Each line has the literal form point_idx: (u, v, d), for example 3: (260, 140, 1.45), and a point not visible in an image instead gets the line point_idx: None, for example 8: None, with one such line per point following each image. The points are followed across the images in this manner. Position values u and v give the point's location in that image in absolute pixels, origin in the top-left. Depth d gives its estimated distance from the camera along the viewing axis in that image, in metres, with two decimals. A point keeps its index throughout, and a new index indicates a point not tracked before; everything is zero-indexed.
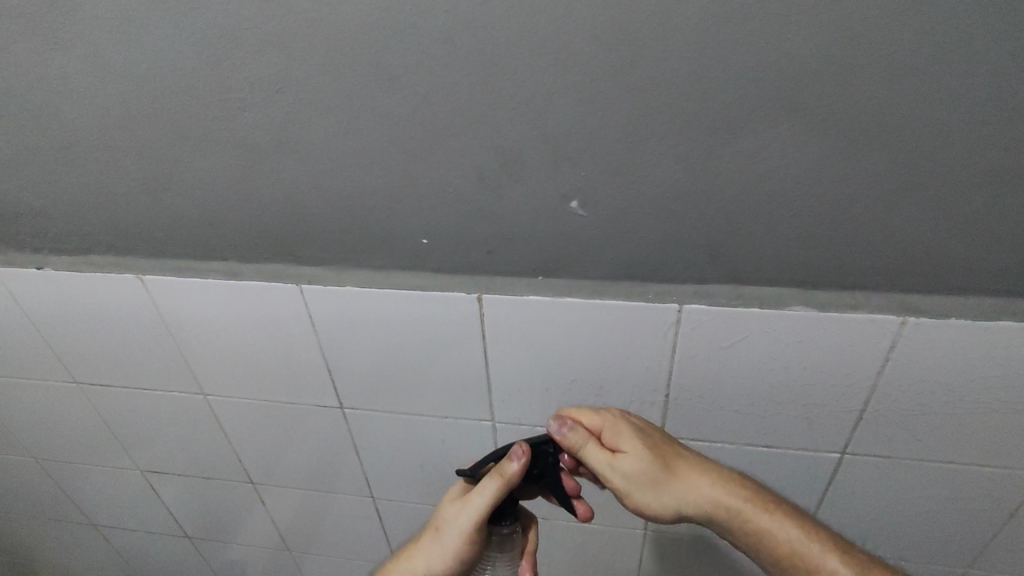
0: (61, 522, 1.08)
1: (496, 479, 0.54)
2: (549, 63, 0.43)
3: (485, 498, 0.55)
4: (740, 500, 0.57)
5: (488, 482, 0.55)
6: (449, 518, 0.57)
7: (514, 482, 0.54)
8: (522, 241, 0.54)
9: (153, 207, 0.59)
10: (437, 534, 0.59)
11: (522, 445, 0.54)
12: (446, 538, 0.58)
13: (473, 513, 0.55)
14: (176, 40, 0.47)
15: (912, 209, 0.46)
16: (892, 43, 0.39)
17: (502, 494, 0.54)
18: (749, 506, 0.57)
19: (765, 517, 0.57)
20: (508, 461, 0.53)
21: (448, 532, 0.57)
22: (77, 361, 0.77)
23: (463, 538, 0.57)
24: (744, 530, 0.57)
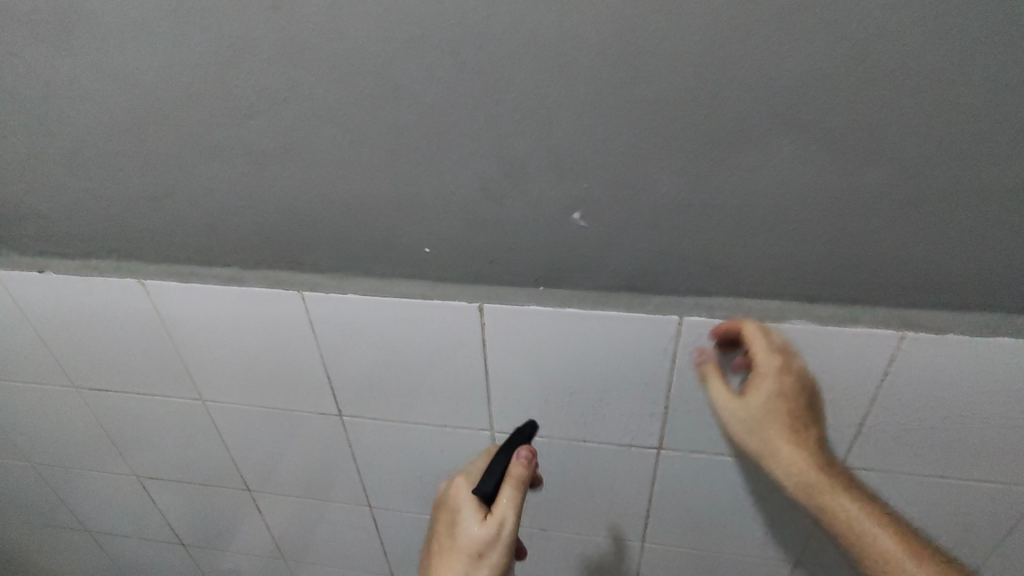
0: (56, 528, 1.08)
1: (516, 482, 0.57)
2: (554, 76, 0.44)
3: (512, 507, 0.56)
4: (829, 475, 0.61)
5: (508, 491, 0.56)
6: (488, 540, 0.56)
7: (527, 480, 0.57)
8: (524, 251, 0.54)
9: (157, 212, 0.59)
10: (475, 560, 0.57)
11: (524, 447, 0.58)
12: (491, 557, 0.56)
13: (509, 526, 0.55)
14: (186, 48, 0.47)
15: (911, 225, 0.47)
16: (892, 62, 0.40)
17: (523, 495, 0.57)
18: (832, 484, 0.60)
19: (844, 501, 0.60)
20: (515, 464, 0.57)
21: (492, 552, 0.56)
22: (76, 365, 0.76)
23: (506, 549, 0.57)
24: (819, 505, 0.61)
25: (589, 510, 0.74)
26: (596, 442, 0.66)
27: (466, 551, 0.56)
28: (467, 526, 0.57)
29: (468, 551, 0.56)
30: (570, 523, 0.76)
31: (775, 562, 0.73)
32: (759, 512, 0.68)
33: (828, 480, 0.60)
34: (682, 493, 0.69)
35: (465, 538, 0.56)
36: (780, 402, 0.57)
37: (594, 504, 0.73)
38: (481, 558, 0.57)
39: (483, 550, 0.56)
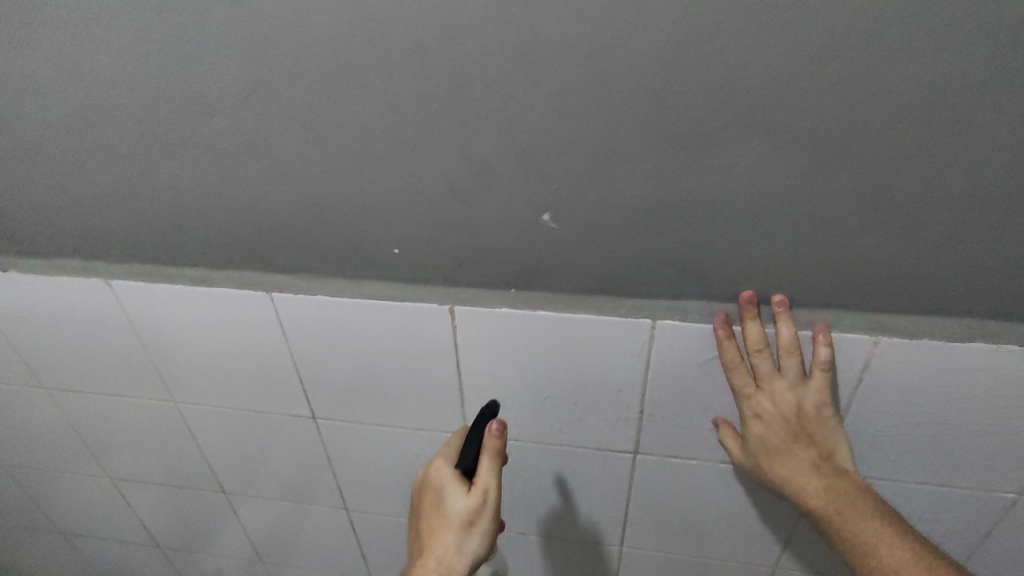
0: (31, 530, 1.06)
1: (493, 451, 0.56)
2: (520, 74, 0.43)
3: (494, 473, 0.55)
4: (848, 510, 0.53)
5: (487, 459, 0.55)
6: (476, 509, 0.54)
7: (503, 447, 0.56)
8: (495, 253, 0.53)
9: (121, 210, 0.58)
10: (465, 533, 0.54)
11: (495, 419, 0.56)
12: (483, 526, 0.55)
13: (494, 491, 0.55)
14: (145, 43, 0.46)
15: (883, 228, 0.46)
16: (860, 62, 0.39)
17: (500, 461, 0.56)
18: (854, 520, 0.53)
19: (878, 545, 0.52)
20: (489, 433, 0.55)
21: (482, 520, 0.55)
22: (45, 366, 0.75)
23: (495, 517, 0.55)
24: (846, 544, 0.53)
25: (566, 514, 0.73)
26: (572, 446, 0.65)
27: (455, 524, 0.54)
28: (452, 499, 0.55)
29: (457, 524, 0.54)
30: (548, 527, 0.75)
31: (752, 567, 0.72)
32: (736, 516, 0.67)
33: (845, 513, 0.53)
34: (659, 498, 0.68)
35: (451, 511, 0.55)
36: (774, 426, 0.54)
37: (572, 508, 0.72)
38: (471, 530, 0.55)
39: (472, 521, 0.54)
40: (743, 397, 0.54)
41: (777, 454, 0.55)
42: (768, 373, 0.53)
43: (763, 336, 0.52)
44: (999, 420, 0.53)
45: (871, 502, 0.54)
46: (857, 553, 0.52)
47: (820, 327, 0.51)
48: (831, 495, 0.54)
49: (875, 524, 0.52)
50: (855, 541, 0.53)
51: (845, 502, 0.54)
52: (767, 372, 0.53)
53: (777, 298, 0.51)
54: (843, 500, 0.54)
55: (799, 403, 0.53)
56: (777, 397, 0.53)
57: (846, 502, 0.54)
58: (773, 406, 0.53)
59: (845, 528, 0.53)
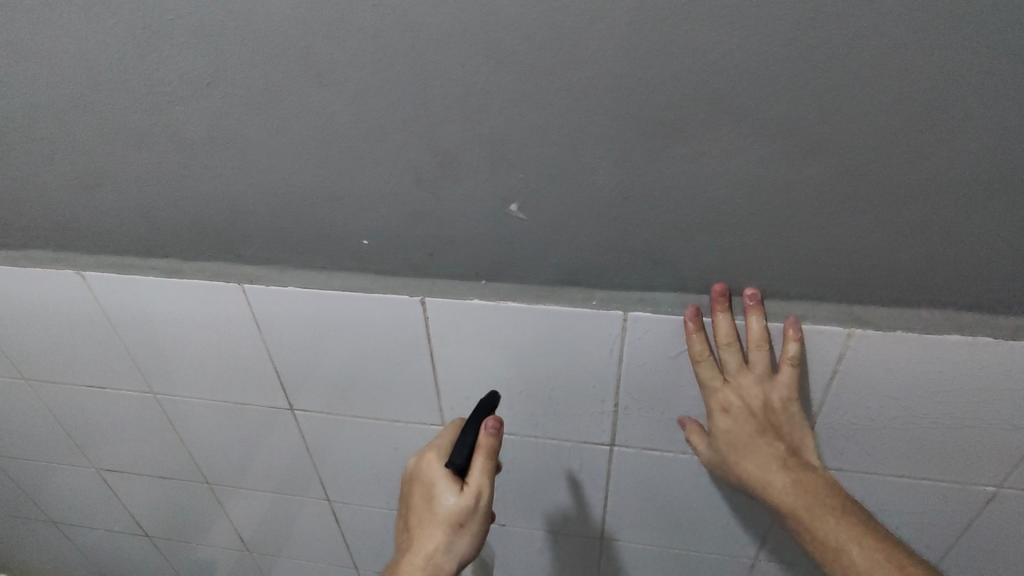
0: (21, 519, 1.07)
1: (488, 451, 0.54)
2: (480, 61, 0.42)
3: (486, 475, 0.55)
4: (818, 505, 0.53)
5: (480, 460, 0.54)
6: (468, 510, 0.54)
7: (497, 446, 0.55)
8: (464, 244, 0.52)
9: (90, 200, 0.57)
10: (454, 533, 0.54)
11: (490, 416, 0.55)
12: (472, 526, 0.55)
13: (486, 495, 0.54)
14: (100, 30, 0.45)
15: (854, 218, 0.45)
16: (826, 48, 0.38)
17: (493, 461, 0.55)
18: (824, 516, 0.53)
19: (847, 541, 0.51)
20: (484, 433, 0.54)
21: (473, 521, 0.54)
22: (24, 357, 0.75)
23: (485, 517, 0.55)
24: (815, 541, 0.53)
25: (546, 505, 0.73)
26: (549, 438, 0.65)
27: (445, 524, 0.54)
28: (442, 497, 0.54)
29: (447, 523, 0.54)
30: (529, 518, 0.75)
31: (731, 560, 0.72)
32: (715, 508, 0.67)
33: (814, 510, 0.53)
34: (638, 491, 0.67)
35: (442, 510, 0.54)
36: (743, 421, 0.54)
37: (552, 501, 0.72)
38: (460, 529, 0.54)
39: (462, 521, 0.54)
40: (711, 392, 0.54)
41: (747, 450, 0.55)
42: (735, 365, 0.53)
43: (733, 330, 0.51)
44: (975, 413, 0.53)
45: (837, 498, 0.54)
46: (824, 550, 0.52)
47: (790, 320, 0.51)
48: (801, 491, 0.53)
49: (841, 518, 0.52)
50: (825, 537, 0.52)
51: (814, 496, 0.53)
52: (734, 365, 0.53)
53: (749, 291, 0.51)
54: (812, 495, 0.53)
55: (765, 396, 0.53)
56: (744, 392, 0.53)
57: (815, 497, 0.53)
58: (741, 400, 0.53)
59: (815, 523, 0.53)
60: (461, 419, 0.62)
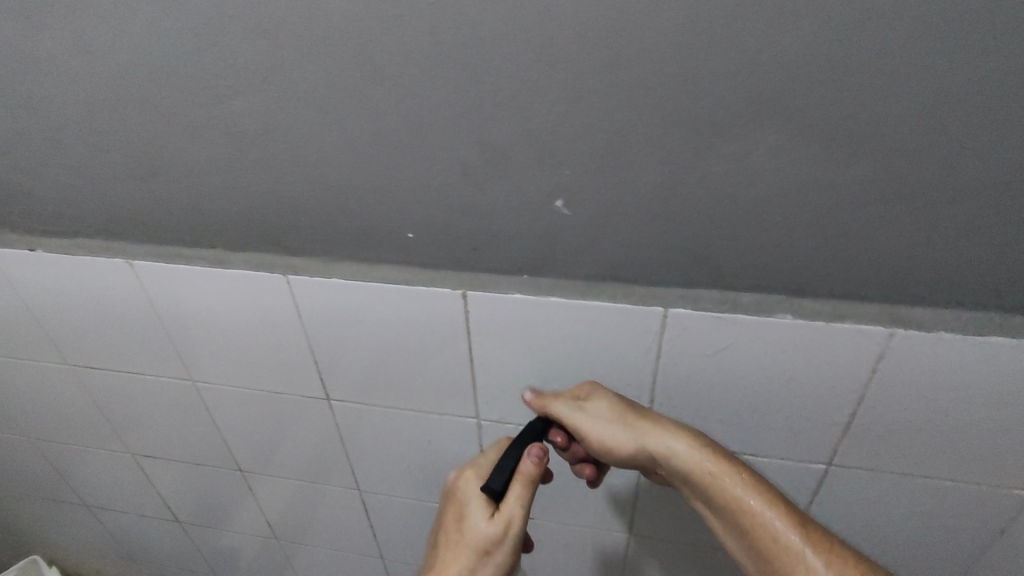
0: (56, 502, 1.09)
1: (525, 481, 0.55)
2: (533, 59, 0.42)
3: (520, 505, 0.55)
4: (759, 513, 0.52)
5: (517, 489, 0.55)
6: (495, 538, 0.54)
7: (537, 477, 0.56)
8: (508, 239, 0.53)
9: (143, 191, 0.59)
10: (479, 559, 0.55)
11: (535, 446, 0.56)
12: (498, 555, 0.55)
13: (516, 525, 0.54)
14: (163, 26, 0.47)
15: (900, 218, 0.45)
16: (882, 49, 0.38)
17: (530, 490, 0.56)
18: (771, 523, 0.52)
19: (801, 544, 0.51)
20: (526, 461, 0.55)
21: (499, 549, 0.55)
22: (70, 343, 0.77)
23: (513, 548, 0.55)
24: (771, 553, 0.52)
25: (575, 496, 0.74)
26: None
27: (471, 549, 0.54)
28: (472, 521, 0.55)
29: (473, 548, 0.54)
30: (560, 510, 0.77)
31: None
32: None
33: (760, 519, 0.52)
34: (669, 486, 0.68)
35: (470, 535, 0.55)
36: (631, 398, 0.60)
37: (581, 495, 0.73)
38: (485, 556, 0.55)
39: (489, 549, 0.54)
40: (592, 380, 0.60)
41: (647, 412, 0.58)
42: (610, 410, 0.57)
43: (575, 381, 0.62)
44: (1016, 416, 0.52)
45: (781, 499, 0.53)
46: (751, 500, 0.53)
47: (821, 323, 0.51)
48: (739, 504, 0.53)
49: (792, 516, 0.52)
50: (782, 545, 0.51)
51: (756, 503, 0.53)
52: (605, 412, 0.57)
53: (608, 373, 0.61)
54: (752, 505, 0.53)
55: (656, 427, 0.56)
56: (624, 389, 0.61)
57: (758, 503, 0.53)
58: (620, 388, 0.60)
59: (763, 533, 0.52)
60: (506, 440, 0.63)
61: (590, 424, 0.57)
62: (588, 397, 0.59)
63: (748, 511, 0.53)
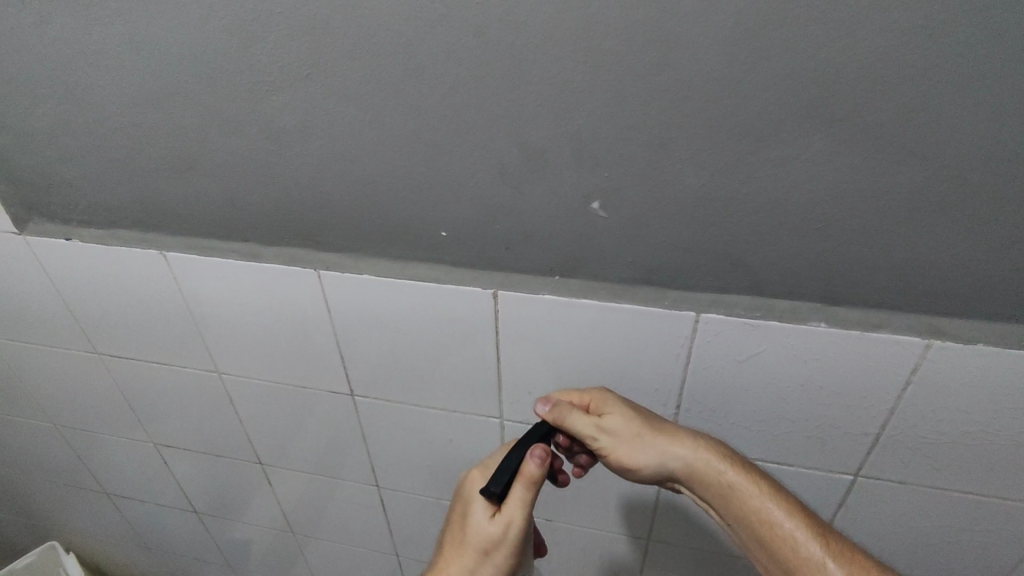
0: (77, 489, 1.11)
1: (527, 482, 0.52)
2: (579, 61, 0.43)
3: (522, 506, 0.52)
4: (780, 524, 0.53)
5: (518, 491, 0.52)
6: (496, 539, 0.53)
7: (541, 478, 0.53)
8: (542, 239, 0.53)
9: (182, 183, 0.60)
10: (480, 559, 0.54)
11: (538, 446, 0.53)
12: (498, 556, 0.54)
13: (517, 526, 0.52)
14: (212, 21, 0.47)
15: (943, 228, 0.45)
16: (933, 58, 0.38)
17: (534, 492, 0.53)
18: (791, 534, 0.52)
19: (822, 554, 0.51)
20: (528, 463, 0.52)
21: (500, 550, 0.53)
22: (99, 332, 0.78)
23: (514, 549, 0.54)
24: (793, 565, 0.52)
25: (595, 500, 0.74)
26: None
27: (472, 549, 0.54)
28: (474, 521, 0.54)
29: (475, 548, 0.53)
30: (580, 511, 0.76)
31: None
32: None
33: (781, 531, 0.53)
34: None
35: (472, 535, 0.54)
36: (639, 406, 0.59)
37: (603, 496, 0.73)
38: (486, 556, 0.54)
39: (489, 549, 0.53)
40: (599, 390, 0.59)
41: (662, 423, 0.57)
42: (627, 426, 0.56)
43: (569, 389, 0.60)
44: None
45: (798, 508, 0.54)
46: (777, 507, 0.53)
47: (856, 332, 0.51)
48: (760, 516, 0.53)
49: (810, 525, 0.53)
50: (804, 557, 0.52)
51: (777, 513, 0.53)
52: (623, 427, 0.56)
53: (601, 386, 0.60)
54: (773, 517, 0.53)
55: (674, 440, 0.56)
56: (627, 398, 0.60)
57: (779, 514, 0.53)
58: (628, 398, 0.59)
59: (783, 545, 0.53)
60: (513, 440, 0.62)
61: (609, 439, 0.56)
62: (601, 409, 0.57)
63: (768, 523, 0.53)
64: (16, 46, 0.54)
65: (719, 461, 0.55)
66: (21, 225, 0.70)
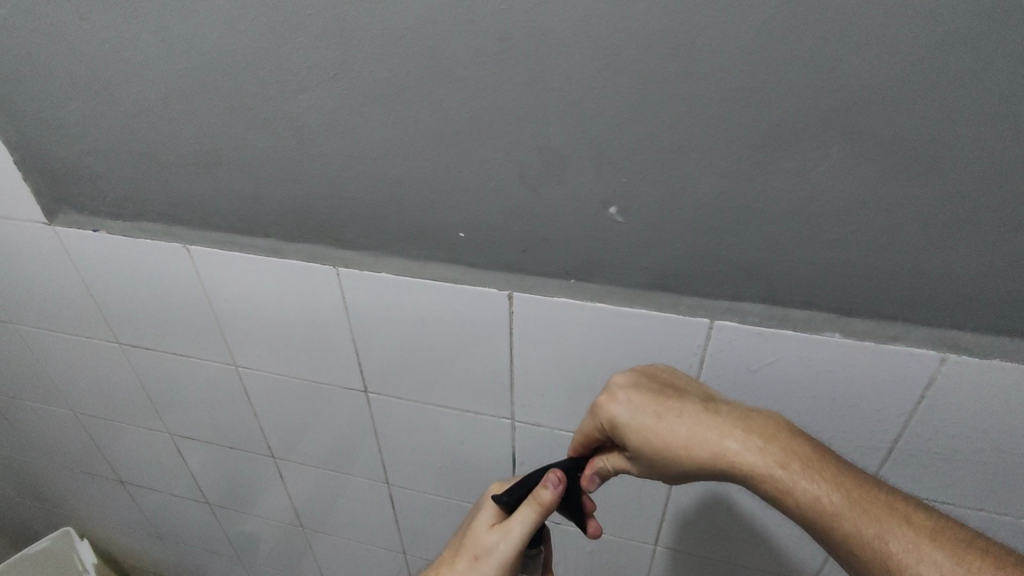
0: (92, 475, 1.13)
1: (532, 504, 0.52)
2: (601, 68, 0.43)
3: (523, 525, 0.52)
4: (831, 521, 0.44)
5: (525, 511, 0.52)
6: (487, 549, 0.54)
7: (552, 508, 0.52)
8: (559, 243, 0.54)
9: (208, 178, 0.61)
10: (469, 566, 0.54)
11: (554, 472, 0.52)
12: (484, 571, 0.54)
13: (513, 542, 0.52)
14: (243, 21, 0.49)
15: (961, 242, 0.45)
16: (954, 73, 0.38)
17: (540, 520, 0.52)
18: (848, 535, 0.44)
19: (889, 553, 0.42)
20: (542, 489, 0.51)
21: (487, 564, 0.54)
22: (122, 322, 0.80)
23: (503, 569, 0.54)
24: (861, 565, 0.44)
25: (603, 505, 0.74)
26: None
27: (467, 553, 0.55)
28: (479, 529, 0.56)
29: (468, 552, 0.55)
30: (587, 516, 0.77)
31: None
32: (781, 522, 0.67)
33: (838, 533, 0.44)
34: (702, 497, 0.68)
35: (472, 540, 0.55)
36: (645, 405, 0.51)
37: (612, 501, 0.73)
38: (476, 565, 0.54)
39: (479, 556, 0.54)
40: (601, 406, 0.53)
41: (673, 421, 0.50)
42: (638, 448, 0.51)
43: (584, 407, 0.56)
44: None
45: (854, 498, 0.44)
46: (818, 500, 0.45)
47: (872, 344, 0.51)
48: (806, 518, 0.45)
49: (871, 518, 0.43)
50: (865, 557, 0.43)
51: (824, 512, 0.44)
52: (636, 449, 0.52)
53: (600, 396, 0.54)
54: (823, 513, 0.44)
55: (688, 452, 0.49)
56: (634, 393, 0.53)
57: (833, 509, 0.44)
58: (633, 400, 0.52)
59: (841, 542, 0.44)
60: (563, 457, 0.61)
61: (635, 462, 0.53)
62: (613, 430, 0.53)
63: (821, 521, 0.45)
64: (55, 42, 0.56)
65: (745, 467, 0.47)
66: (51, 215, 0.72)
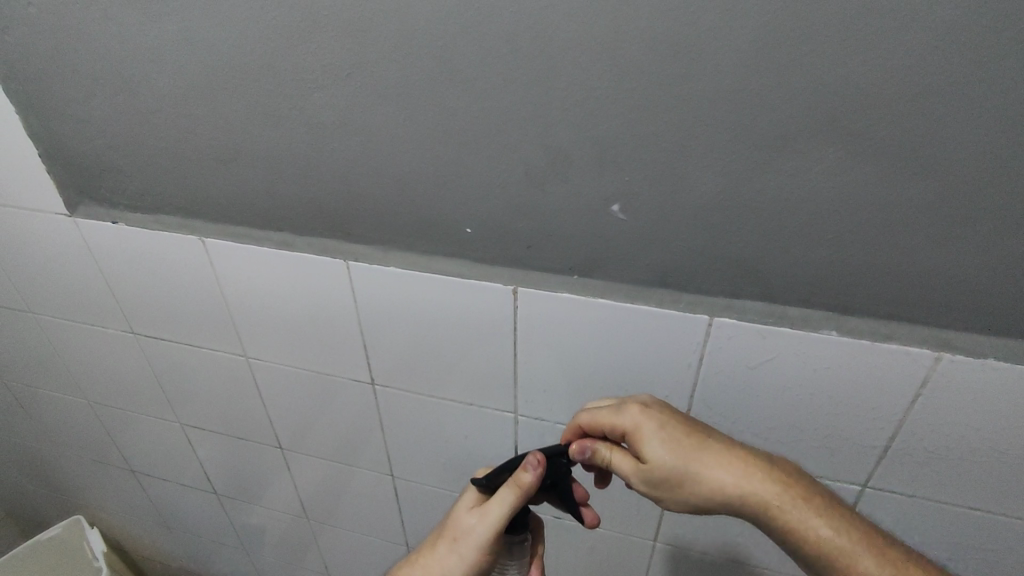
0: (104, 464, 1.15)
1: (510, 487, 0.54)
2: (605, 69, 0.45)
3: (501, 508, 0.54)
4: (850, 560, 0.50)
5: (505, 493, 0.54)
6: (466, 532, 0.55)
7: (530, 491, 0.53)
8: (562, 239, 0.56)
9: (224, 173, 0.64)
10: (448, 547, 0.57)
11: (534, 455, 0.54)
12: (462, 552, 0.56)
13: (491, 523, 0.54)
14: (261, 21, 0.51)
15: (954, 242, 0.46)
16: (947, 77, 0.39)
17: (520, 503, 0.54)
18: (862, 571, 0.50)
19: None
20: (522, 472, 0.53)
21: (465, 545, 0.56)
22: (137, 313, 0.82)
23: (481, 550, 0.55)
24: None
25: (603, 501, 0.75)
26: None
27: (447, 535, 0.57)
28: (458, 513, 0.58)
29: (448, 534, 0.57)
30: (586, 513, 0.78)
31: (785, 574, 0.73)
32: None
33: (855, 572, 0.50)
34: None
35: (451, 523, 0.58)
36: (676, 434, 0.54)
37: (612, 497, 0.74)
38: (454, 547, 0.56)
39: (457, 536, 0.56)
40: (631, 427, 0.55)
41: (708, 452, 0.53)
42: (669, 466, 0.53)
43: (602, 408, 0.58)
44: None
45: (866, 539, 0.51)
46: (837, 540, 0.51)
47: (867, 342, 0.52)
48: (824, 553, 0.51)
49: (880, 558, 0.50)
50: None
51: (842, 547, 0.51)
52: (664, 473, 0.54)
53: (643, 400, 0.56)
54: (843, 551, 0.51)
55: (723, 479, 0.52)
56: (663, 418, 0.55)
57: (851, 548, 0.51)
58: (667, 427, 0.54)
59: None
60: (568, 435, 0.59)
61: (652, 483, 0.55)
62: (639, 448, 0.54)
63: (838, 559, 0.51)
64: (82, 40, 0.58)
65: (771, 499, 0.52)
66: (72, 208, 0.74)
